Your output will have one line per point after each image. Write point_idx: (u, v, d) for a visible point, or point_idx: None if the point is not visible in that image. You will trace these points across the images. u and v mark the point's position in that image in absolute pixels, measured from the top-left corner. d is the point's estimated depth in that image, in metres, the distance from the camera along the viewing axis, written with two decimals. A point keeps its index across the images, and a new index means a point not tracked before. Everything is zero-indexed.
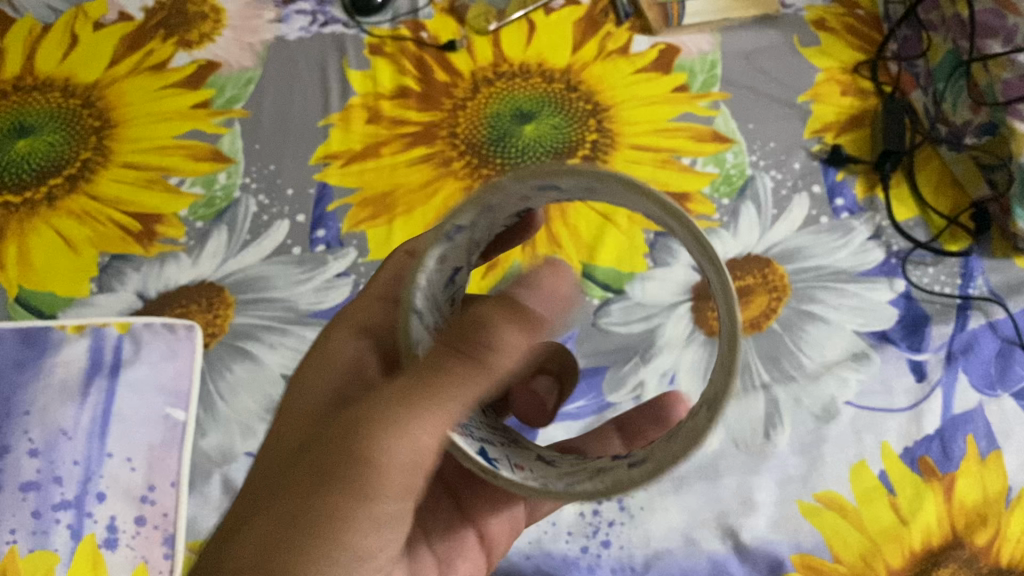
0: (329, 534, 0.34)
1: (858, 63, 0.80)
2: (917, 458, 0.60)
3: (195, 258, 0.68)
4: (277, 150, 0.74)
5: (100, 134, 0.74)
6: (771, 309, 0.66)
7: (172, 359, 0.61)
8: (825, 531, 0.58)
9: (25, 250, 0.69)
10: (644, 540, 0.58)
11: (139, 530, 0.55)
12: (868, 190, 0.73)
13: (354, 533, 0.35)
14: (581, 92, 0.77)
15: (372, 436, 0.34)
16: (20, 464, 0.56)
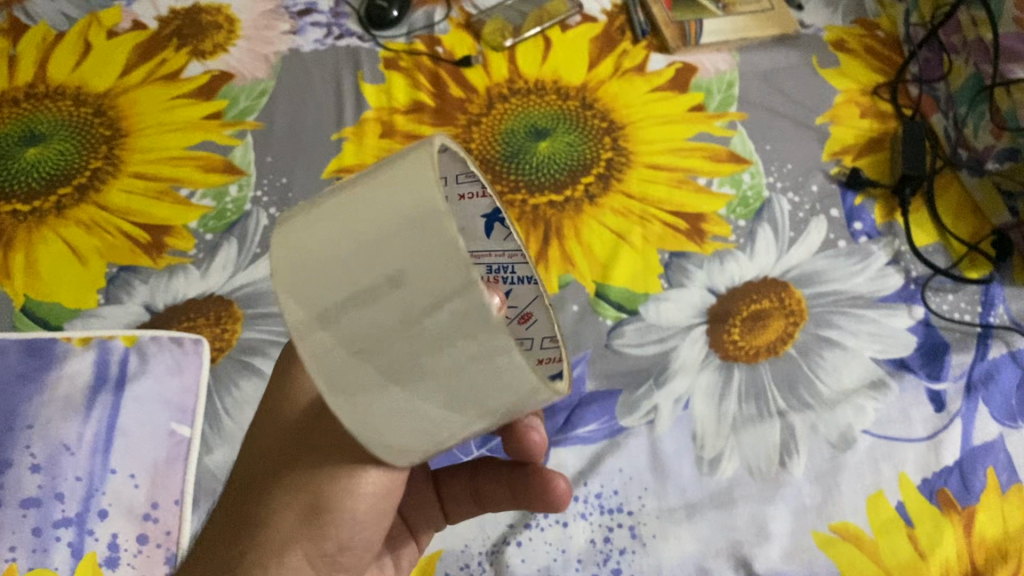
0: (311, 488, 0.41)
1: (878, 85, 0.79)
2: (936, 490, 0.59)
3: (204, 270, 0.67)
4: (290, 162, 0.73)
5: (111, 143, 0.73)
6: (788, 334, 0.65)
7: (177, 374, 0.60)
8: (840, 562, 0.56)
9: (32, 258, 0.68)
10: (655, 568, 0.56)
11: (141, 549, 0.54)
12: (886, 215, 0.72)
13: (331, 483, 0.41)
14: (596, 109, 0.76)
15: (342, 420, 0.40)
16: (22, 480, 0.55)
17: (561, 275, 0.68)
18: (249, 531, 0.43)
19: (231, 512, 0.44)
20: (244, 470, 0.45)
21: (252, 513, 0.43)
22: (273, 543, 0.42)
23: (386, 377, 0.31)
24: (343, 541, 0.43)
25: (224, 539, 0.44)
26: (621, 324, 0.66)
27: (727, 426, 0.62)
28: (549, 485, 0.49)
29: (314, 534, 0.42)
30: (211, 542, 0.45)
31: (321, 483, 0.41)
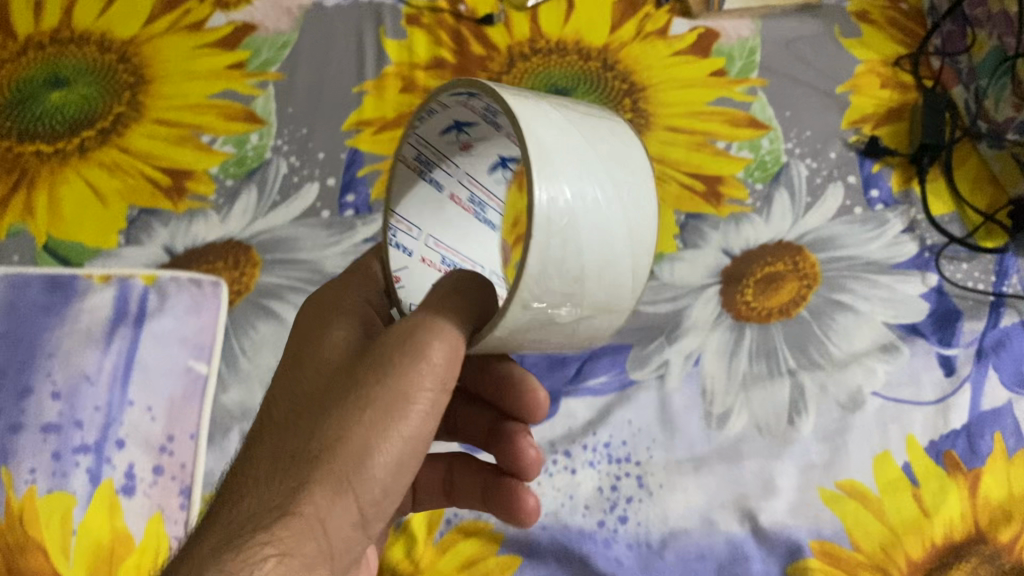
0: (364, 414, 0.38)
1: (899, 57, 0.79)
2: (942, 452, 0.59)
3: (224, 216, 0.68)
4: (312, 115, 0.74)
5: (134, 90, 0.74)
6: (801, 296, 0.65)
7: (196, 314, 0.61)
8: (845, 518, 0.57)
9: (55, 198, 0.69)
10: (661, 518, 0.57)
11: (156, 479, 0.55)
12: (904, 183, 0.72)
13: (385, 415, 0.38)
14: (617, 71, 0.76)
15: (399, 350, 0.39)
16: (43, 407, 0.56)
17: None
18: (298, 466, 0.37)
19: (269, 454, 0.39)
20: (277, 412, 0.41)
21: (297, 449, 0.38)
22: (329, 480, 0.37)
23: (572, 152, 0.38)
24: (388, 487, 0.39)
25: (262, 481, 0.38)
26: None
27: (737, 383, 0.62)
28: (517, 500, 0.53)
29: (366, 473, 0.38)
30: (239, 486, 0.38)
31: (380, 406, 0.38)
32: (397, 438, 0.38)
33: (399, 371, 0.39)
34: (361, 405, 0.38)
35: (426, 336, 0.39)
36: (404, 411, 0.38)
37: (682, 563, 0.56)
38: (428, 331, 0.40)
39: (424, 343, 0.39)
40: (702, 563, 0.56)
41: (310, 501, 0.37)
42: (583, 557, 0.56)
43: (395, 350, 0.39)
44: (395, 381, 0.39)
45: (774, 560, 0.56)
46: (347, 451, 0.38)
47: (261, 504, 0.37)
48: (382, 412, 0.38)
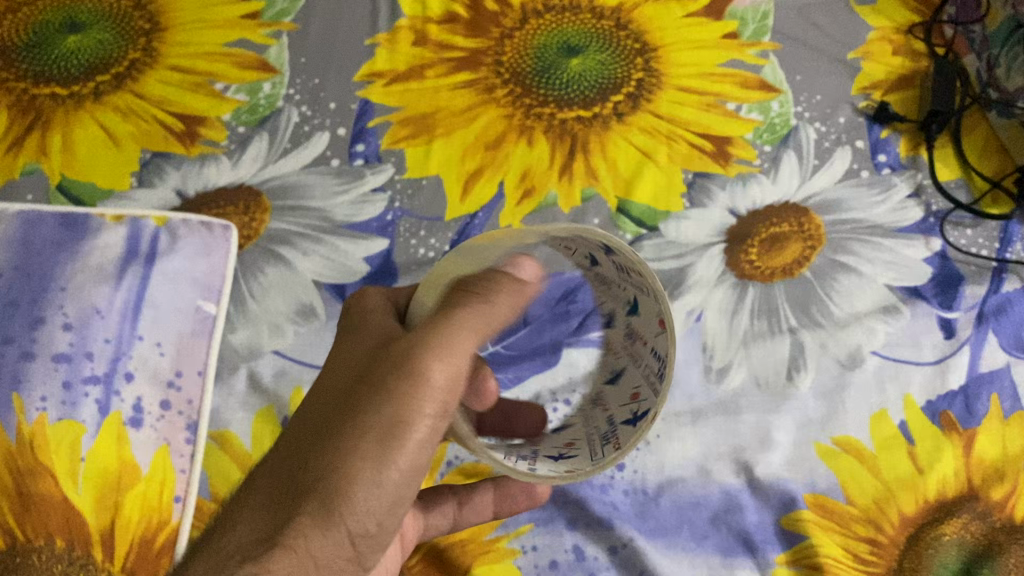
0: (350, 445, 0.39)
1: (912, 25, 0.79)
2: (939, 412, 0.60)
3: (235, 161, 0.69)
4: (323, 65, 0.74)
5: (150, 36, 0.75)
6: (804, 257, 0.66)
7: (206, 256, 0.61)
8: (840, 473, 0.58)
9: (69, 139, 0.69)
10: (658, 466, 0.58)
11: (163, 413, 0.56)
12: (911, 149, 0.72)
13: (379, 437, 0.39)
14: (630, 30, 0.76)
15: (397, 377, 0.40)
16: (54, 337, 0.57)
17: (545, 193, 0.68)
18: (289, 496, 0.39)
19: (268, 483, 0.40)
20: (289, 434, 0.43)
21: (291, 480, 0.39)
22: (318, 513, 0.39)
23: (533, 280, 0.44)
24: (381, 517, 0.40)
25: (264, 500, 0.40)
26: (640, 239, 0.67)
27: (738, 339, 0.63)
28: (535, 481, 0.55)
29: (351, 505, 0.39)
30: (236, 514, 0.40)
31: (368, 437, 0.39)
32: (393, 470, 0.39)
33: (401, 393, 0.40)
34: (351, 437, 0.39)
35: (445, 344, 0.41)
36: (399, 439, 0.39)
37: (677, 510, 0.57)
38: (424, 351, 0.41)
39: (432, 357, 0.41)
40: (697, 512, 0.57)
41: (299, 534, 0.38)
42: (579, 500, 0.57)
43: (389, 375, 0.40)
44: (386, 404, 0.40)
45: (769, 511, 0.57)
46: (336, 492, 0.39)
47: (254, 535, 0.39)
48: (376, 446, 0.39)
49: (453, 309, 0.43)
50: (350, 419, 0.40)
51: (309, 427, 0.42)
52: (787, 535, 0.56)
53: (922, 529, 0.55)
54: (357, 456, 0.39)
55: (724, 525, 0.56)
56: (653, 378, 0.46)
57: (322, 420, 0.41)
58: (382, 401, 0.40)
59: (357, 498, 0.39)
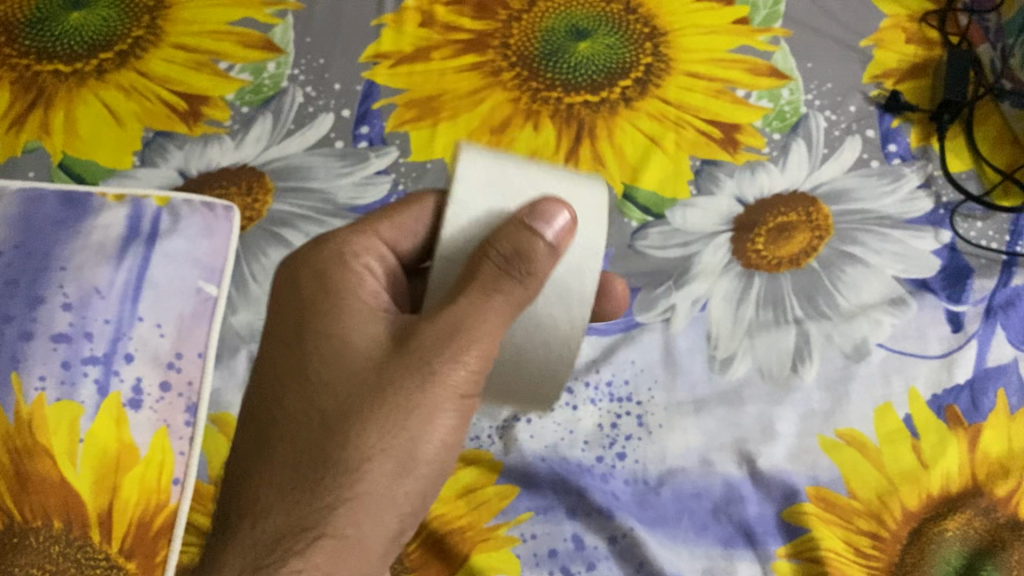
0: (394, 428, 0.39)
1: (925, 13, 0.77)
2: (944, 406, 0.59)
3: (239, 142, 0.68)
4: (328, 45, 0.73)
5: (154, 14, 0.74)
6: (812, 247, 0.65)
7: (207, 237, 0.61)
8: (843, 466, 0.57)
9: (71, 117, 0.69)
10: (659, 457, 0.58)
11: (163, 395, 0.56)
12: (923, 139, 0.71)
13: (421, 419, 0.40)
14: (639, 14, 0.75)
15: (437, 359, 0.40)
16: (54, 316, 0.56)
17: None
18: (326, 484, 0.39)
19: (290, 467, 0.40)
20: (293, 410, 0.41)
21: (327, 468, 0.39)
22: (367, 501, 0.39)
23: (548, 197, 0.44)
24: (419, 499, 0.41)
25: (291, 487, 0.39)
26: (645, 227, 0.67)
27: (743, 329, 0.62)
28: None
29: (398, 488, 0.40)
30: (259, 496, 0.40)
31: (410, 420, 0.40)
32: (431, 457, 0.41)
33: (441, 380, 0.40)
34: (395, 420, 0.39)
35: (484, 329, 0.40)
36: (433, 427, 0.40)
37: (677, 500, 0.56)
38: (467, 333, 0.40)
39: (473, 342, 0.40)
40: (697, 502, 0.56)
41: (349, 522, 0.39)
42: (580, 489, 0.56)
43: (430, 358, 0.40)
44: (430, 388, 0.40)
45: (771, 504, 0.56)
46: (383, 482, 0.39)
47: (291, 522, 0.39)
48: (421, 427, 0.40)
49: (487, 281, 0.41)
50: (384, 407, 0.40)
51: (325, 407, 0.40)
52: (789, 528, 0.55)
53: (925, 524, 0.55)
54: (402, 439, 0.40)
55: (725, 517, 0.56)
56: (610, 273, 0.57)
57: (341, 392, 0.40)
58: (423, 389, 0.40)
59: (403, 486, 0.40)
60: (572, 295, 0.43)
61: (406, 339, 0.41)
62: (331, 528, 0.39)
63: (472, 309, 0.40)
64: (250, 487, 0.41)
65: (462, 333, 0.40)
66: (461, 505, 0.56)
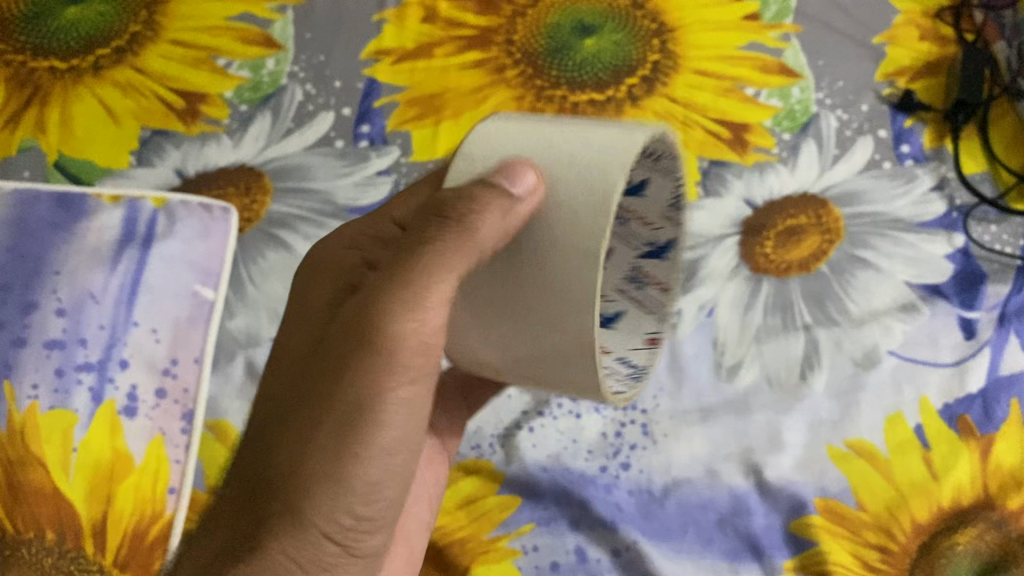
0: (314, 428, 0.37)
1: (940, 9, 0.75)
2: (956, 416, 0.58)
3: (237, 140, 0.67)
4: (328, 41, 0.72)
5: (152, 8, 0.72)
6: (821, 251, 0.64)
7: (204, 238, 0.60)
8: (851, 476, 0.56)
9: (67, 115, 0.68)
10: (664, 466, 0.57)
11: (158, 402, 0.55)
12: (936, 139, 0.69)
13: (342, 414, 0.36)
14: (646, 10, 0.73)
15: (357, 346, 0.37)
16: (47, 323, 0.56)
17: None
18: (260, 497, 0.37)
19: (237, 478, 0.39)
20: (253, 421, 0.41)
21: (263, 475, 0.37)
22: (289, 512, 0.36)
23: (564, 143, 0.40)
24: (372, 505, 0.38)
25: (237, 503, 0.38)
26: None
27: (750, 335, 0.61)
28: None
29: (329, 497, 0.37)
30: (219, 508, 0.40)
31: (331, 417, 0.37)
32: (377, 457, 0.37)
33: (363, 366, 0.36)
34: (315, 418, 0.37)
35: (420, 304, 0.37)
36: (369, 422, 0.37)
37: (682, 512, 0.55)
38: (389, 311, 0.37)
39: (398, 312, 0.37)
40: (703, 514, 0.55)
41: (271, 540, 0.36)
42: (583, 501, 0.56)
43: (350, 348, 0.37)
44: (347, 379, 0.37)
45: (778, 516, 0.55)
46: (317, 488, 0.36)
47: (229, 537, 0.37)
48: (344, 426, 0.36)
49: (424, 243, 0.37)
50: (318, 398, 0.37)
51: (270, 414, 0.39)
52: (796, 540, 0.54)
53: (935, 538, 0.54)
54: (324, 437, 0.36)
55: (731, 529, 0.55)
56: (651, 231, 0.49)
57: (284, 398, 0.39)
58: (340, 382, 0.37)
59: (343, 494, 0.37)
60: (583, 209, 0.38)
61: (337, 329, 0.38)
62: (263, 544, 0.36)
63: (398, 284, 0.37)
64: (218, 499, 0.40)
65: (382, 315, 0.37)
66: (461, 517, 0.56)
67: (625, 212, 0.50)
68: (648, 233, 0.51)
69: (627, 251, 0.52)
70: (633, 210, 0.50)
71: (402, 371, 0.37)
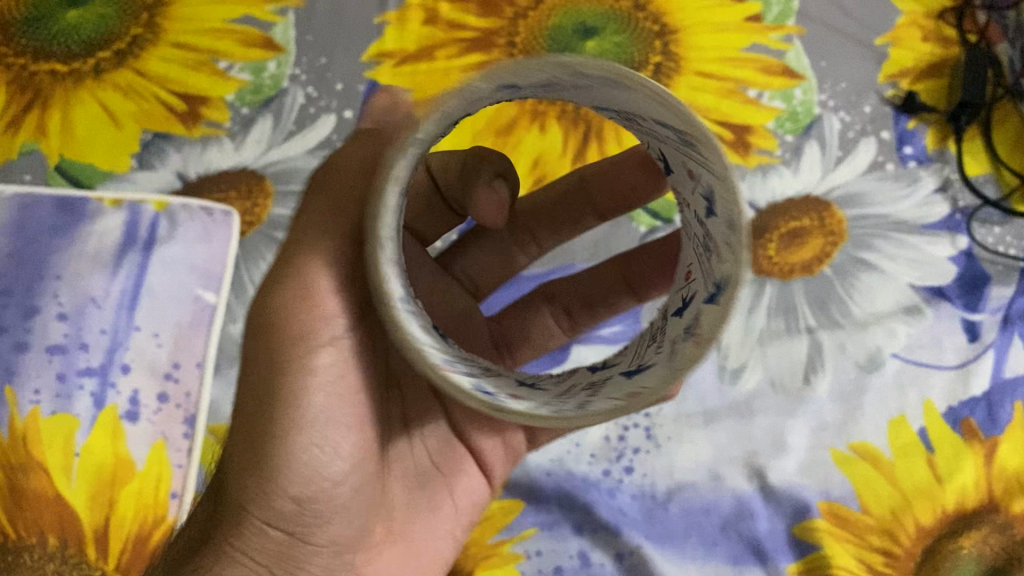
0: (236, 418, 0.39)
1: (943, 10, 0.74)
2: (960, 419, 0.57)
3: (239, 143, 0.67)
4: (330, 43, 0.72)
5: (152, 11, 0.72)
6: (825, 253, 0.63)
7: (206, 242, 0.60)
8: (855, 480, 0.56)
9: (68, 118, 0.68)
10: (668, 470, 0.57)
11: (160, 407, 0.55)
12: (940, 140, 0.69)
13: (252, 400, 0.39)
14: (649, 11, 0.73)
15: (253, 331, 0.39)
16: (48, 327, 0.56)
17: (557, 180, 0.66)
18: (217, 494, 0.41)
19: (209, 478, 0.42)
20: None
21: (215, 482, 0.41)
22: (232, 507, 0.39)
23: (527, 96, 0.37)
24: (312, 484, 0.40)
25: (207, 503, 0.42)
26: (655, 231, 0.64)
27: (754, 338, 0.61)
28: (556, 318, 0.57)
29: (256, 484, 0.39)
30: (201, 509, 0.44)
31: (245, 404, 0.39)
32: (299, 433, 0.39)
33: (260, 350, 0.38)
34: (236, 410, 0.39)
35: (303, 287, 0.38)
36: (272, 402, 0.38)
37: (686, 516, 0.55)
38: (271, 293, 0.39)
39: (282, 292, 0.38)
40: (707, 518, 0.55)
41: (223, 537, 0.40)
42: (586, 505, 0.55)
43: (249, 336, 0.39)
44: (249, 366, 0.39)
45: (782, 520, 0.55)
46: (247, 480, 0.39)
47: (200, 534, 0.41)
48: (255, 411, 0.38)
49: (293, 229, 0.40)
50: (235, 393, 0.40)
51: None
52: (799, 544, 0.54)
53: (940, 542, 0.53)
54: (241, 427, 0.39)
55: (735, 533, 0.55)
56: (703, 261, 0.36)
57: None
58: (246, 369, 0.39)
59: (274, 478, 0.39)
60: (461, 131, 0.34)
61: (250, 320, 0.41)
62: (219, 546, 0.39)
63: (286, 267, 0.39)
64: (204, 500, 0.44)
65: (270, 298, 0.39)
66: None
67: (714, 238, 0.34)
68: (716, 269, 0.34)
69: (701, 294, 0.35)
70: (716, 234, 0.34)
71: (298, 347, 0.38)
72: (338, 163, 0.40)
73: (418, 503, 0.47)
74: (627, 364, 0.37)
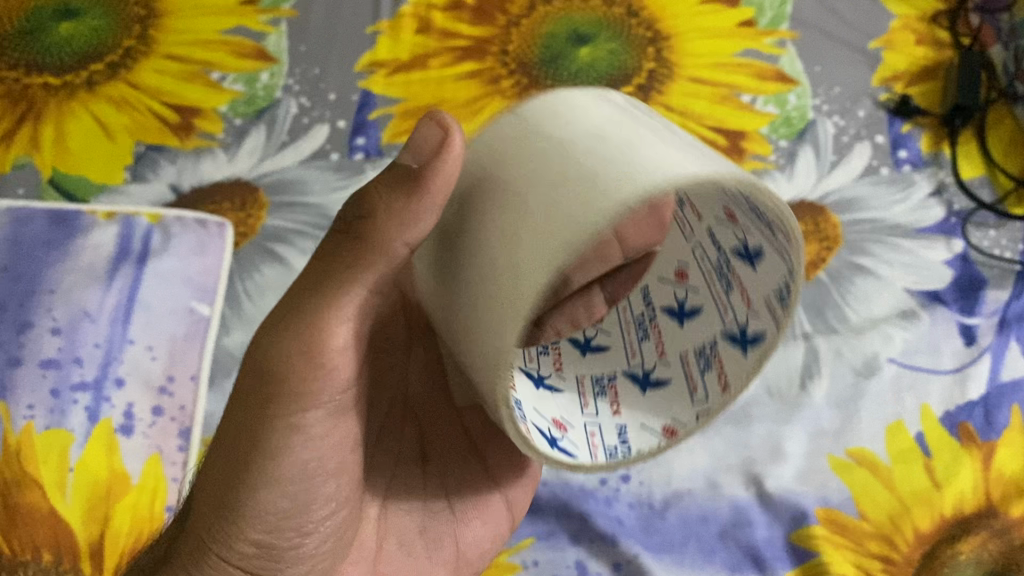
0: (221, 453, 0.37)
1: (936, 13, 0.75)
2: (957, 423, 0.57)
3: (232, 155, 0.67)
4: (323, 53, 0.72)
5: (145, 23, 0.72)
6: (819, 258, 0.63)
7: (201, 254, 0.61)
8: (852, 486, 0.56)
9: (61, 131, 0.68)
10: (665, 478, 0.56)
11: (155, 420, 0.55)
12: (934, 144, 0.69)
13: (239, 442, 0.37)
14: (642, 18, 0.73)
15: (257, 373, 0.36)
16: (42, 342, 0.56)
17: None
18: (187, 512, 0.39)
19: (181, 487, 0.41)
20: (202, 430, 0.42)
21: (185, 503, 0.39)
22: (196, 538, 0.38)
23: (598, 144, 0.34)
24: (277, 535, 0.38)
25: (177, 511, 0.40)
26: None
27: None
28: None
29: (225, 527, 0.37)
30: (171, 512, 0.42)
31: (233, 442, 0.37)
32: (271, 489, 0.37)
33: (262, 394, 0.36)
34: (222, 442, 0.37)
35: (318, 339, 0.36)
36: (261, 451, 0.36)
37: (684, 525, 0.55)
38: (283, 334, 0.36)
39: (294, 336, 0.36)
40: (704, 526, 0.55)
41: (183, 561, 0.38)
42: (583, 515, 0.55)
43: (252, 372, 0.37)
44: (248, 406, 0.37)
45: (779, 527, 0.55)
46: (213, 520, 0.37)
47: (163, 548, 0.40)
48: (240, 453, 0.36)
49: (320, 269, 0.37)
50: (221, 425, 0.38)
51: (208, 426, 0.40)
52: (798, 552, 0.54)
53: (937, 547, 0.53)
54: (223, 463, 0.37)
55: (733, 541, 0.54)
56: (710, 273, 0.45)
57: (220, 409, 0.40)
58: (242, 407, 0.37)
59: (238, 524, 0.37)
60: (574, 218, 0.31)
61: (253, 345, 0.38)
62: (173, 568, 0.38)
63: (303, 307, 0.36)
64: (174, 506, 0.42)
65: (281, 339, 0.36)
66: None
67: (735, 278, 0.43)
68: (741, 312, 0.43)
69: (715, 324, 0.44)
70: (741, 279, 0.43)
71: (294, 402, 0.36)
72: (378, 209, 0.36)
73: (416, 547, 0.47)
74: (633, 361, 0.47)
